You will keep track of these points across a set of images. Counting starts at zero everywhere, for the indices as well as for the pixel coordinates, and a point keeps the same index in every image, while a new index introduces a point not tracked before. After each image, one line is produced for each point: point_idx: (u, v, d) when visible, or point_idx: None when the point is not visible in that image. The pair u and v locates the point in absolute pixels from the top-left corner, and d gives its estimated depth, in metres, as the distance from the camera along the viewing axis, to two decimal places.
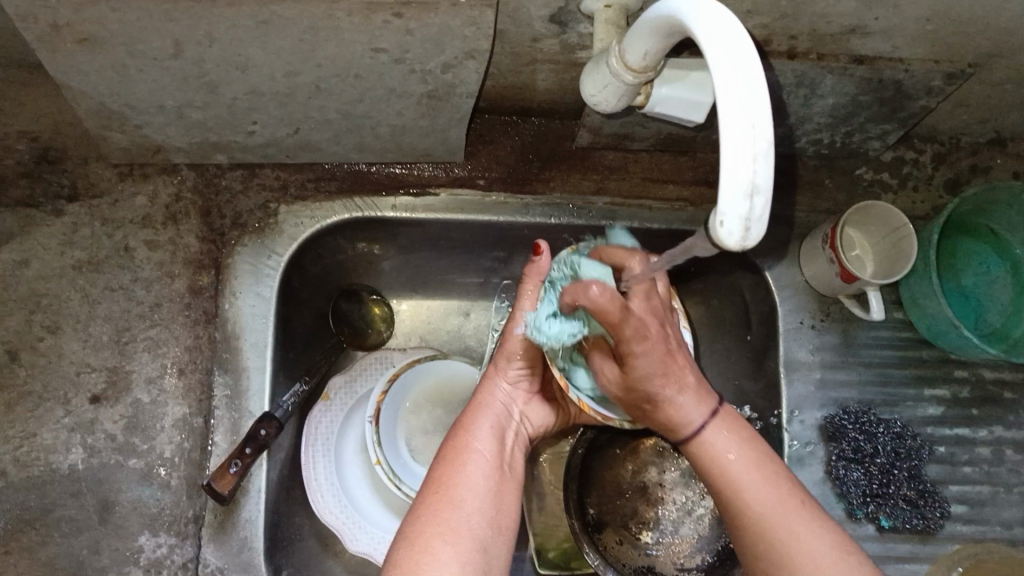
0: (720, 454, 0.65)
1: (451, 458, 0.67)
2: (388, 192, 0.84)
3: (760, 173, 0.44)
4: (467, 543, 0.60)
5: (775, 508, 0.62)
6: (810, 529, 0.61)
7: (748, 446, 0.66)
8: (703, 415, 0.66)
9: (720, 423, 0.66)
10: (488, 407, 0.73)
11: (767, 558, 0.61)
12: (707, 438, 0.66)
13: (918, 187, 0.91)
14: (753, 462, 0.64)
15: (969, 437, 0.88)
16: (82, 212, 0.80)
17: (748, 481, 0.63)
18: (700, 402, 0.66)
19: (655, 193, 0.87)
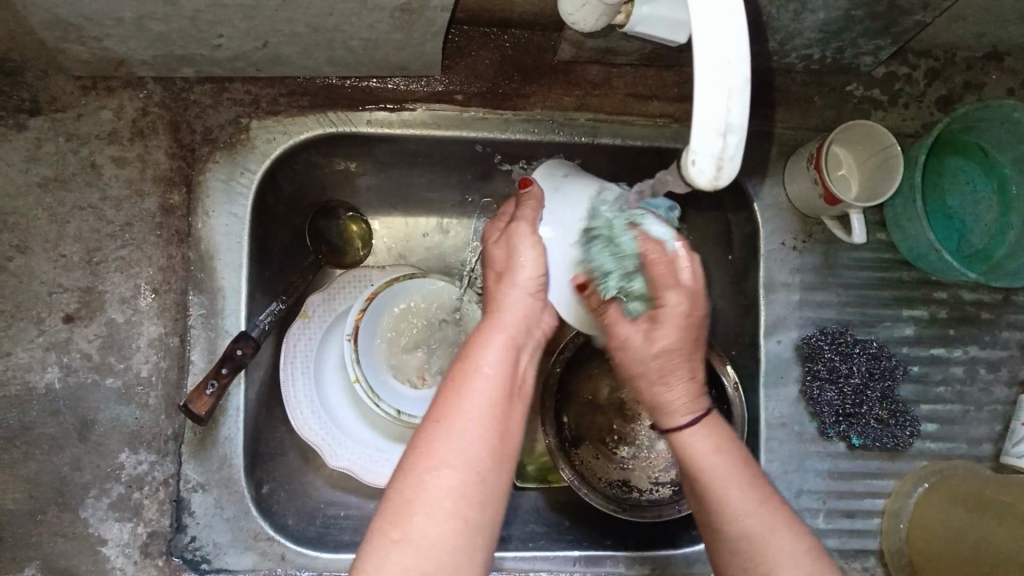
0: (700, 453, 0.60)
1: (454, 380, 0.56)
2: (362, 107, 0.82)
3: (734, 111, 0.43)
4: (468, 480, 0.52)
5: (758, 531, 0.56)
6: (794, 560, 0.55)
7: (732, 454, 0.60)
8: (689, 413, 0.62)
9: (706, 427, 0.61)
10: (508, 310, 0.62)
11: (739, 562, 0.57)
12: (688, 435, 0.61)
13: (909, 104, 0.88)
14: (736, 469, 0.59)
15: (944, 357, 0.88)
16: (46, 127, 0.78)
17: (732, 493, 0.57)
18: (687, 401, 0.62)
19: (639, 110, 0.85)
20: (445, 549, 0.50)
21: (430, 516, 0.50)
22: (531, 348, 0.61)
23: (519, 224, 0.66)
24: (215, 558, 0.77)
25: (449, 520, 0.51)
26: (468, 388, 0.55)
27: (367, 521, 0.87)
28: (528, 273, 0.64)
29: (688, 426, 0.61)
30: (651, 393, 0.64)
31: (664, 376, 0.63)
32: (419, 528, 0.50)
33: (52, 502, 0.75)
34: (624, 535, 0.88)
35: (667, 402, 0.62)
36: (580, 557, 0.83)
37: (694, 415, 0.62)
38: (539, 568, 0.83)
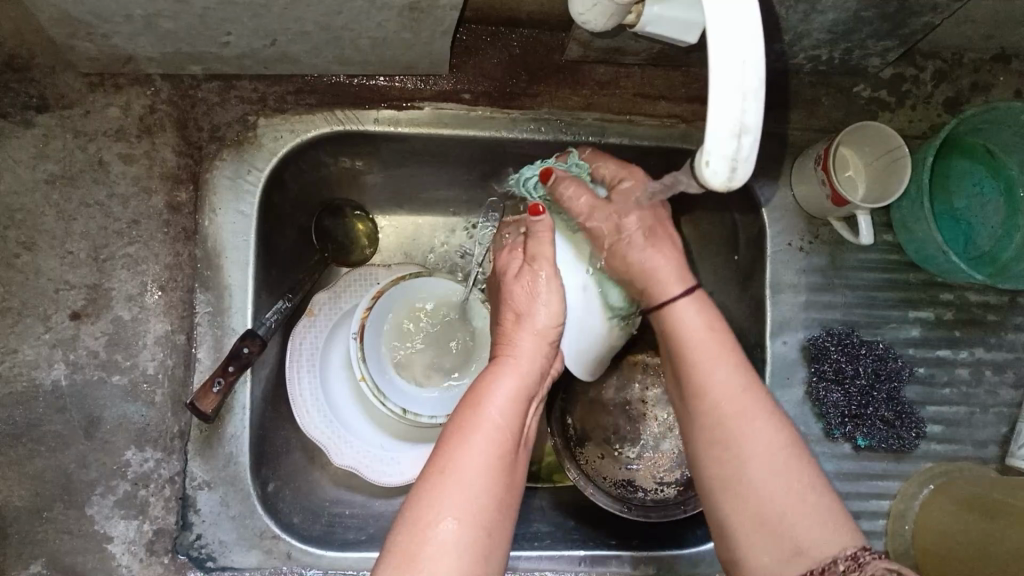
0: (687, 320, 0.67)
1: (463, 424, 0.59)
2: (370, 106, 0.81)
3: (749, 112, 0.43)
4: (473, 529, 0.54)
5: (731, 392, 0.62)
6: (764, 414, 0.61)
7: (716, 327, 0.66)
8: (678, 286, 0.69)
9: (696, 298, 0.68)
10: (515, 363, 0.65)
11: (712, 446, 0.62)
12: (680, 307, 0.68)
13: (916, 106, 0.88)
14: (719, 340, 0.65)
15: (950, 359, 0.88)
16: (53, 123, 0.78)
17: (708, 356, 0.64)
18: (677, 276, 0.69)
19: (646, 110, 0.85)
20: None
21: (440, 562, 0.52)
22: (528, 409, 0.64)
23: (540, 254, 0.70)
24: (220, 556, 0.77)
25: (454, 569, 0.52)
26: (474, 441, 0.58)
27: (372, 520, 0.87)
28: (543, 324, 0.68)
29: (679, 297, 0.68)
30: (642, 269, 0.70)
31: (646, 249, 0.71)
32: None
33: (58, 500, 0.75)
34: (629, 536, 0.88)
35: (657, 277, 0.70)
36: (585, 557, 0.83)
37: (684, 287, 0.69)
38: (544, 568, 0.82)
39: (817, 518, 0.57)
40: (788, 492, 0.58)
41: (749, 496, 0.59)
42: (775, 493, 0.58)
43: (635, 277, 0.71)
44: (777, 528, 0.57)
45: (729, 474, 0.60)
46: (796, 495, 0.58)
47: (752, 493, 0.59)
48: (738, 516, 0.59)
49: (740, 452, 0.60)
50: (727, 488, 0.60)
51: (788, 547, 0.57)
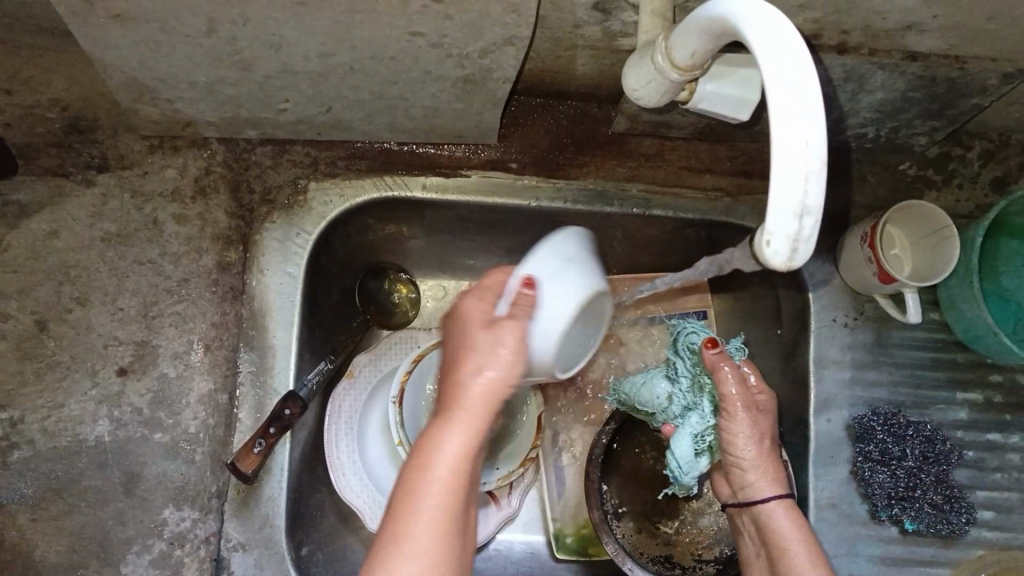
0: (781, 524, 0.72)
1: (415, 470, 0.51)
2: (418, 172, 0.83)
3: (812, 194, 0.43)
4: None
5: None
6: None
7: (807, 533, 0.71)
8: (770, 489, 0.74)
9: (788, 503, 0.73)
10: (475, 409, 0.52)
11: None
12: (775, 514, 0.73)
13: (963, 184, 0.88)
14: (810, 545, 0.70)
15: (1000, 443, 0.86)
16: (112, 183, 0.80)
17: (803, 559, 0.69)
18: (771, 479, 0.74)
19: (691, 182, 0.85)
20: None
21: None
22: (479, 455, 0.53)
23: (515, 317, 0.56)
24: None
25: None
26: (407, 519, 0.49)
27: None
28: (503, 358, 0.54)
29: (773, 500, 0.73)
30: (746, 460, 0.74)
31: (762, 447, 0.75)
32: None
33: (94, 557, 0.75)
34: None
35: (752, 476, 0.75)
36: None
37: (776, 490, 0.74)
38: None
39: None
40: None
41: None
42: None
43: (742, 470, 0.75)
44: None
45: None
46: None
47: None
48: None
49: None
50: None
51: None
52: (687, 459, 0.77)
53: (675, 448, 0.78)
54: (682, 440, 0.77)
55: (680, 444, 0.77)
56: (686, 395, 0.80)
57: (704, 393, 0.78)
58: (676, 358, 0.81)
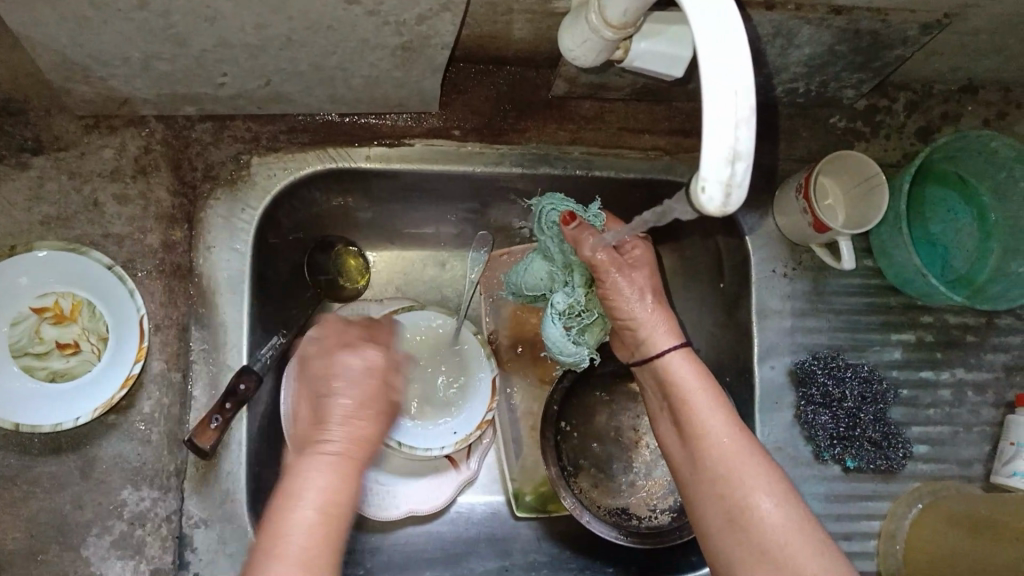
0: (680, 372, 0.70)
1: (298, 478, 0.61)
2: (361, 143, 0.83)
3: (742, 139, 0.45)
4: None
5: (721, 433, 0.66)
6: (754, 465, 0.64)
7: (706, 377, 0.70)
8: (670, 341, 0.72)
9: (686, 351, 0.72)
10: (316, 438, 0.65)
11: (711, 487, 0.65)
12: (672, 362, 0.71)
13: (890, 135, 0.91)
14: (712, 393, 0.69)
15: (932, 380, 0.90)
16: (48, 166, 0.79)
17: (707, 405, 0.68)
18: (670, 329, 0.73)
19: (631, 143, 0.87)
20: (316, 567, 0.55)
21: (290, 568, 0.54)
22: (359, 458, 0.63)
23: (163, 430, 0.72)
24: None
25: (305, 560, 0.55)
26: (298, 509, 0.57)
27: (370, 554, 0.88)
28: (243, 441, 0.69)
29: (671, 350, 0.71)
30: (640, 320, 0.73)
31: (647, 302, 0.73)
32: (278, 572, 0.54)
33: (54, 541, 0.75)
34: (625, 563, 0.90)
35: (648, 329, 0.72)
36: None
37: (672, 341, 0.72)
38: None
39: (815, 548, 0.59)
40: (789, 525, 0.61)
41: (755, 533, 0.61)
42: (776, 523, 0.61)
43: (633, 329, 0.73)
44: (775, 560, 0.59)
45: (735, 515, 0.62)
46: (802, 535, 0.60)
47: (755, 526, 0.61)
48: (741, 551, 0.61)
49: (743, 494, 0.63)
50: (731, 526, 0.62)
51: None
52: (558, 338, 0.80)
53: (547, 329, 0.80)
54: (552, 323, 0.79)
55: (550, 325, 0.79)
56: (559, 271, 0.80)
57: (573, 269, 0.79)
58: (544, 236, 0.81)
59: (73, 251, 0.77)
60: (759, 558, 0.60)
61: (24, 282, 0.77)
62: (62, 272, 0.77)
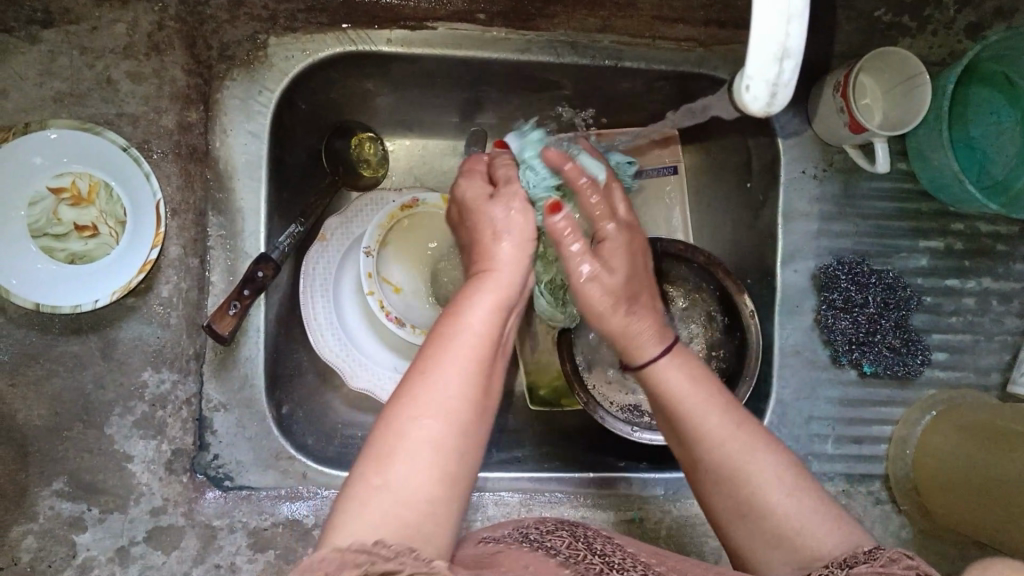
0: (671, 377, 0.63)
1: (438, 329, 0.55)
2: (382, 24, 0.79)
3: (792, 35, 0.46)
4: (375, 551, 0.43)
5: (726, 430, 0.59)
6: (764, 453, 0.57)
7: (703, 375, 0.64)
8: (658, 346, 0.67)
9: (674, 354, 0.66)
10: (494, 279, 0.62)
11: (724, 499, 0.58)
12: (664, 365, 0.65)
13: (937, 31, 0.87)
14: (704, 385, 0.62)
15: (957, 288, 0.89)
16: (59, 39, 0.76)
17: (705, 398, 0.61)
18: (653, 334, 0.68)
19: (663, 33, 0.82)
20: (433, 462, 0.48)
21: (417, 461, 0.47)
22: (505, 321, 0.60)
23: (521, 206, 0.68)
24: (237, 475, 0.79)
25: (439, 445, 0.49)
26: (452, 352, 0.53)
27: None
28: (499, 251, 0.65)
29: (660, 355, 0.66)
30: (620, 328, 0.69)
31: (618, 311, 0.69)
32: (398, 472, 0.47)
33: (77, 419, 0.76)
34: (637, 459, 0.90)
35: (637, 336, 0.68)
36: (595, 479, 0.85)
37: (664, 345, 0.67)
38: (554, 489, 0.84)
39: (844, 539, 0.53)
40: (807, 509, 0.55)
41: (765, 522, 0.55)
42: (795, 512, 0.55)
43: (619, 338, 0.69)
44: (795, 543, 0.54)
45: (750, 512, 0.56)
46: (826, 522, 0.54)
47: (764, 514, 0.55)
48: (754, 542, 0.56)
49: (751, 484, 0.56)
50: (745, 523, 0.57)
51: (807, 556, 0.53)
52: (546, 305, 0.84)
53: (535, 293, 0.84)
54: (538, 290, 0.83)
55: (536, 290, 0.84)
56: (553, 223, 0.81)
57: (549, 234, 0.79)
58: None
59: (87, 129, 0.75)
60: (781, 550, 0.55)
61: (38, 161, 0.75)
62: (75, 151, 0.76)
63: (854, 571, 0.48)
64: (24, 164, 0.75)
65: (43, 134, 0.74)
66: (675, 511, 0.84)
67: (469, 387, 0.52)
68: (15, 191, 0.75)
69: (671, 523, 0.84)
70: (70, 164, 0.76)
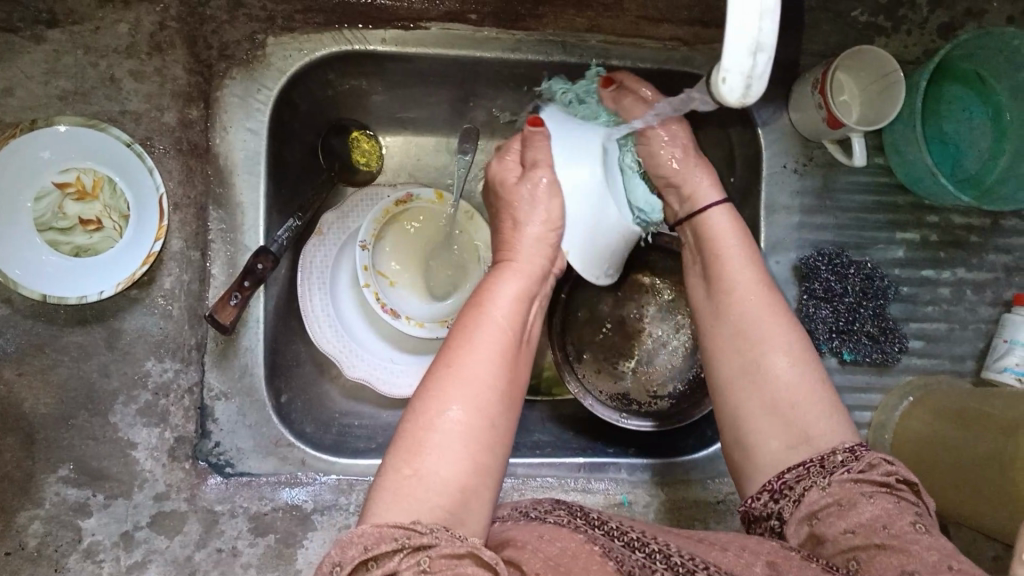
0: (719, 230, 0.73)
1: (461, 326, 0.60)
2: (377, 24, 0.82)
3: (765, 30, 0.48)
4: (412, 528, 0.48)
5: (751, 285, 0.69)
6: (774, 321, 0.66)
7: (743, 233, 0.73)
8: (714, 197, 0.75)
9: (727, 209, 0.75)
10: (518, 268, 0.68)
11: (733, 341, 0.67)
12: (711, 219, 0.74)
13: (911, 31, 0.90)
14: (744, 249, 0.71)
15: (933, 279, 0.92)
16: (64, 39, 0.78)
17: (739, 261, 0.70)
18: (711, 186, 0.76)
19: (649, 32, 0.85)
20: (461, 450, 0.53)
21: (447, 448, 0.52)
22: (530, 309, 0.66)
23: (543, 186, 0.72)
24: (238, 462, 0.81)
25: (467, 436, 0.53)
26: (478, 344, 0.58)
27: (381, 430, 0.90)
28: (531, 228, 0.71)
29: (713, 206, 0.74)
30: (676, 172, 0.76)
31: (683, 159, 0.76)
32: (431, 461, 0.52)
33: (82, 408, 0.78)
34: (625, 445, 0.93)
35: (693, 183, 0.76)
36: (585, 464, 0.88)
37: (717, 198, 0.75)
38: (546, 474, 0.87)
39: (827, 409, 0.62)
40: (800, 381, 0.63)
41: (763, 381, 0.64)
42: (787, 380, 0.63)
43: (673, 185, 0.77)
44: (784, 413, 0.62)
45: (751, 361, 0.65)
46: (816, 388, 0.63)
47: (768, 381, 0.64)
48: (753, 395, 0.64)
49: (763, 348, 0.65)
50: (743, 377, 0.65)
51: (796, 433, 0.61)
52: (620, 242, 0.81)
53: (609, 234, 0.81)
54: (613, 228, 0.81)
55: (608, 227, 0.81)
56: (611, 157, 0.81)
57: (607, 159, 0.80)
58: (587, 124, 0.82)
59: (92, 126, 0.77)
60: (770, 411, 0.63)
61: (47, 156, 0.78)
62: (82, 147, 0.78)
63: (832, 479, 0.57)
64: (32, 159, 0.77)
65: (51, 131, 0.77)
66: (662, 494, 0.87)
67: (495, 381, 0.57)
68: (24, 185, 0.78)
69: (659, 506, 0.87)
70: (77, 160, 0.79)
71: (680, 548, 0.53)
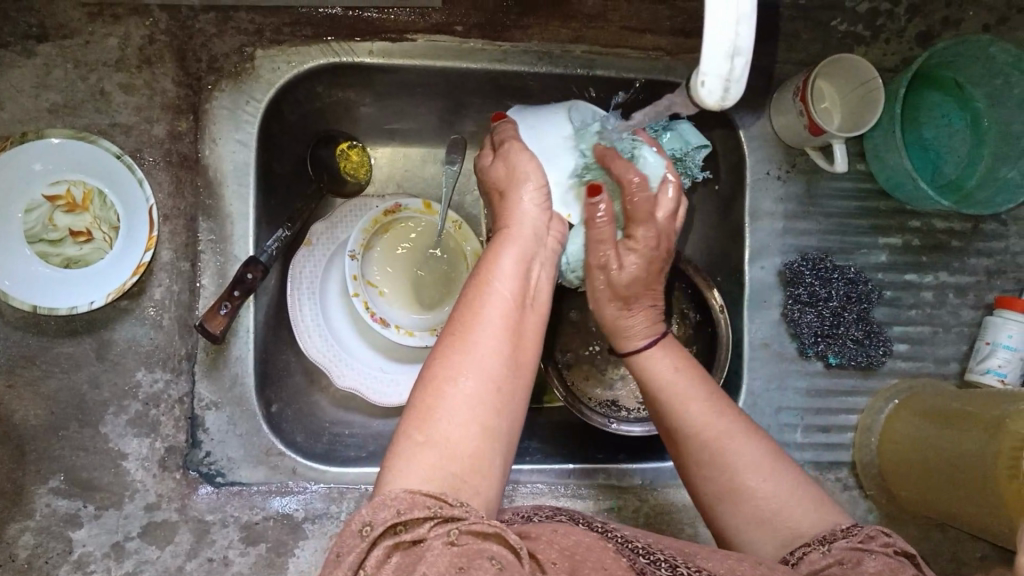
0: (660, 367, 0.69)
1: (465, 298, 0.57)
2: (364, 37, 0.83)
3: (741, 35, 0.50)
4: (441, 497, 0.47)
5: (707, 412, 0.65)
6: (741, 436, 0.64)
7: (687, 366, 0.69)
8: (649, 335, 0.71)
9: (665, 345, 0.71)
10: (515, 233, 0.65)
11: (709, 476, 0.64)
12: (652, 356, 0.70)
13: (890, 39, 0.92)
14: (685, 372, 0.69)
15: (916, 282, 0.94)
16: (54, 53, 0.79)
17: (689, 387, 0.67)
18: (646, 327, 0.71)
19: (632, 43, 0.87)
20: (472, 422, 0.50)
21: (459, 421, 0.50)
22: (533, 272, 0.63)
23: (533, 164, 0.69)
24: (229, 471, 0.81)
25: (478, 409, 0.51)
26: (483, 318, 0.55)
27: (372, 439, 0.91)
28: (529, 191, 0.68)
29: (650, 345, 0.70)
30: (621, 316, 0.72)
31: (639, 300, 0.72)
32: (443, 430, 0.50)
33: (73, 418, 0.79)
34: (613, 450, 0.94)
35: (629, 326, 0.72)
36: (575, 470, 0.89)
37: (653, 335, 0.71)
38: (536, 480, 0.87)
39: (815, 511, 0.60)
40: (784, 487, 0.61)
41: (748, 501, 0.61)
42: (771, 493, 0.61)
43: (616, 317, 0.72)
44: (777, 523, 0.60)
45: (729, 488, 0.62)
46: (800, 496, 0.61)
47: (752, 500, 0.61)
48: (741, 520, 0.61)
49: (735, 469, 0.62)
50: (730, 503, 0.62)
51: (788, 532, 0.59)
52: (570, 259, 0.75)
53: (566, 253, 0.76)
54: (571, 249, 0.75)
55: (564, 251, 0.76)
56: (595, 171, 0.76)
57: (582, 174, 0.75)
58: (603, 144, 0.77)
59: (82, 138, 0.78)
60: (759, 528, 0.60)
61: (38, 167, 0.78)
62: (72, 159, 0.79)
63: (834, 546, 0.56)
64: (23, 171, 0.78)
65: (41, 143, 0.77)
66: (651, 499, 0.88)
67: (503, 350, 0.54)
68: (15, 197, 0.78)
69: (648, 510, 0.88)
70: (67, 171, 0.79)
71: (684, 556, 0.53)
